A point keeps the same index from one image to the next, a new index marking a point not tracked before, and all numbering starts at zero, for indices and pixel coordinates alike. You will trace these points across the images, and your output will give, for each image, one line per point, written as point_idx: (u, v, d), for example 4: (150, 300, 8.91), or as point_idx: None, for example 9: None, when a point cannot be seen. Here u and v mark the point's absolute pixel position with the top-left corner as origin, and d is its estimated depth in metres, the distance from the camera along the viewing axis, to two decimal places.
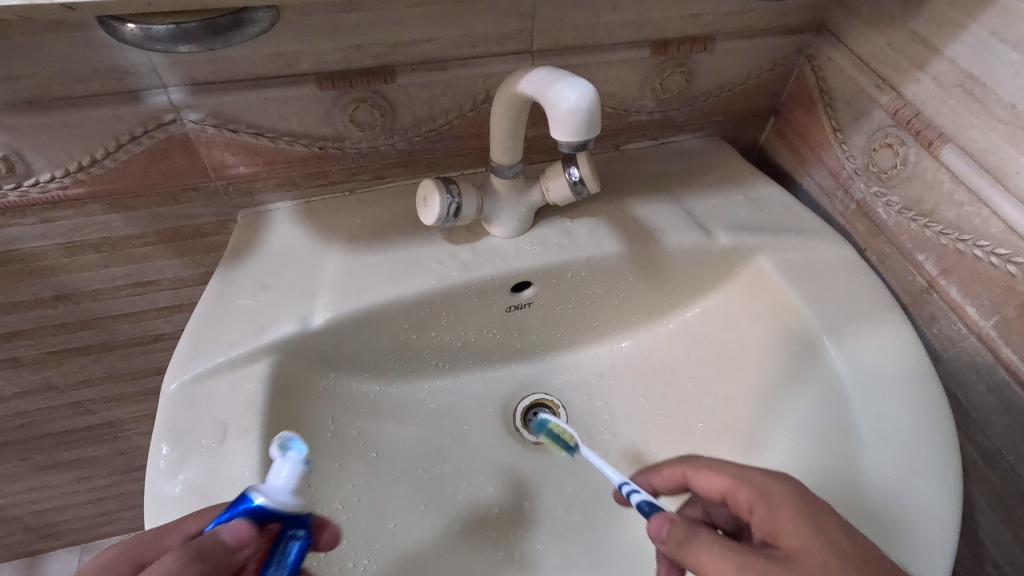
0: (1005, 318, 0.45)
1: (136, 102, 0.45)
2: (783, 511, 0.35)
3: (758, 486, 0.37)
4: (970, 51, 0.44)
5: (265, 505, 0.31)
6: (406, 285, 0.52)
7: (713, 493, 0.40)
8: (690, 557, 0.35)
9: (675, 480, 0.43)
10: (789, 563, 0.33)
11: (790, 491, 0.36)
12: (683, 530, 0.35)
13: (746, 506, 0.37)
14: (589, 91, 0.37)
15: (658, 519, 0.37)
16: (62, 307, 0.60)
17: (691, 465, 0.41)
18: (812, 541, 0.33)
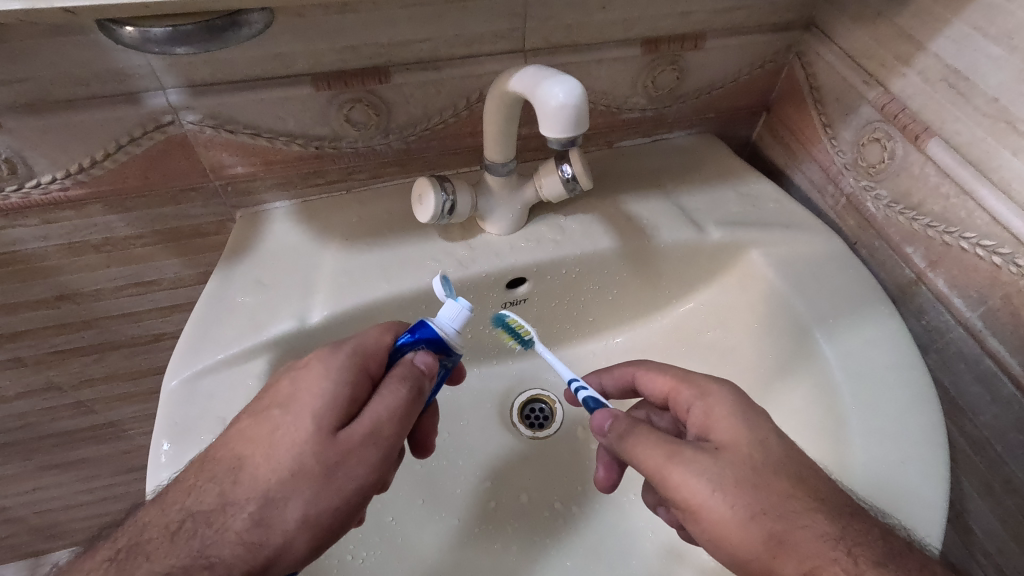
0: (991, 308, 0.45)
1: (135, 104, 0.46)
2: (716, 407, 0.38)
3: (697, 387, 0.41)
4: (954, 47, 0.44)
5: (439, 334, 0.39)
6: (403, 282, 0.53)
7: (658, 392, 0.44)
8: (624, 444, 0.38)
9: (624, 381, 0.47)
10: (716, 454, 0.36)
11: (725, 391, 0.39)
12: (625, 423, 0.38)
13: (685, 404, 0.41)
14: (577, 88, 0.38)
15: (601, 412, 0.39)
16: (64, 307, 0.60)
17: (642, 367, 0.46)
18: (742, 436, 0.36)
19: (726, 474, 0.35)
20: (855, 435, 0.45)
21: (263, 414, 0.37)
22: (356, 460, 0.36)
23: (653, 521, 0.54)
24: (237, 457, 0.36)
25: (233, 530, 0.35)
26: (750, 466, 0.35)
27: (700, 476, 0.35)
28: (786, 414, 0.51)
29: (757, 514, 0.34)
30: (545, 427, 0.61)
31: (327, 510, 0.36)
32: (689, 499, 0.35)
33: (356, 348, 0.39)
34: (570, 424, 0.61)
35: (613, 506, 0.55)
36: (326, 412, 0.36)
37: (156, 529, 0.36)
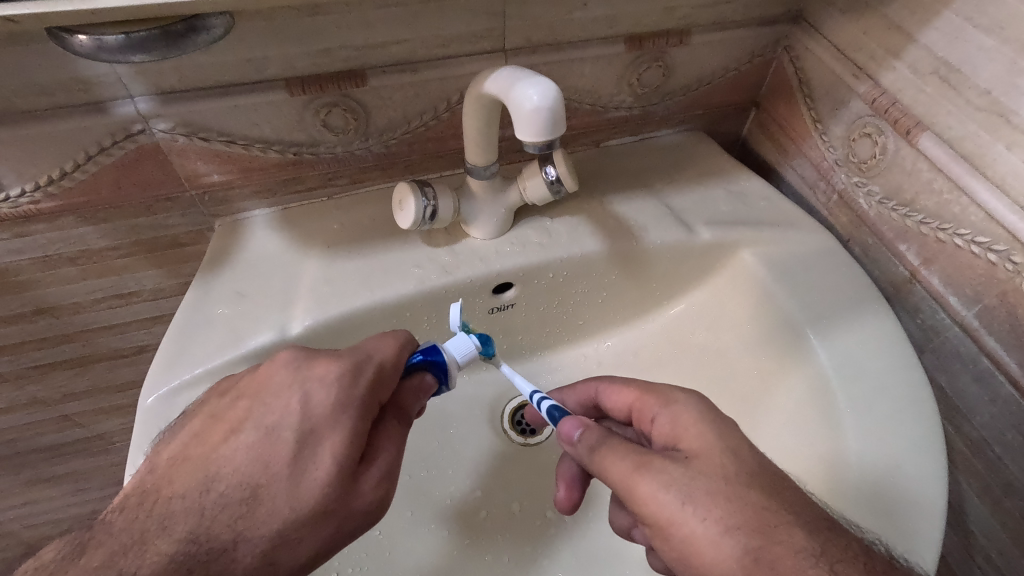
0: (987, 306, 0.44)
1: (103, 113, 0.45)
2: (684, 415, 0.37)
3: (663, 396, 0.40)
4: (944, 38, 0.43)
5: (447, 363, 0.41)
6: (385, 291, 0.51)
7: (620, 405, 0.43)
8: (594, 456, 0.37)
9: (587, 397, 0.47)
10: (688, 462, 0.35)
11: (691, 399, 0.38)
12: (595, 434, 0.37)
13: (651, 415, 0.40)
14: (552, 91, 0.37)
15: (571, 421, 0.39)
16: (42, 321, 0.59)
17: (604, 382, 0.45)
18: (715, 443, 0.35)
19: (696, 485, 0.33)
20: (852, 440, 0.43)
21: (275, 437, 0.35)
22: (375, 498, 0.36)
23: None
24: (249, 486, 0.34)
25: (242, 566, 0.33)
26: (723, 476, 0.34)
27: (668, 488, 0.34)
28: (781, 417, 0.50)
29: (731, 528, 0.32)
30: (537, 432, 0.60)
31: (339, 545, 0.36)
32: (660, 512, 0.33)
33: (377, 373, 0.37)
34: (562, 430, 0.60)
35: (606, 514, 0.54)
36: (348, 449, 0.35)
37: (151, 564, 0.32)
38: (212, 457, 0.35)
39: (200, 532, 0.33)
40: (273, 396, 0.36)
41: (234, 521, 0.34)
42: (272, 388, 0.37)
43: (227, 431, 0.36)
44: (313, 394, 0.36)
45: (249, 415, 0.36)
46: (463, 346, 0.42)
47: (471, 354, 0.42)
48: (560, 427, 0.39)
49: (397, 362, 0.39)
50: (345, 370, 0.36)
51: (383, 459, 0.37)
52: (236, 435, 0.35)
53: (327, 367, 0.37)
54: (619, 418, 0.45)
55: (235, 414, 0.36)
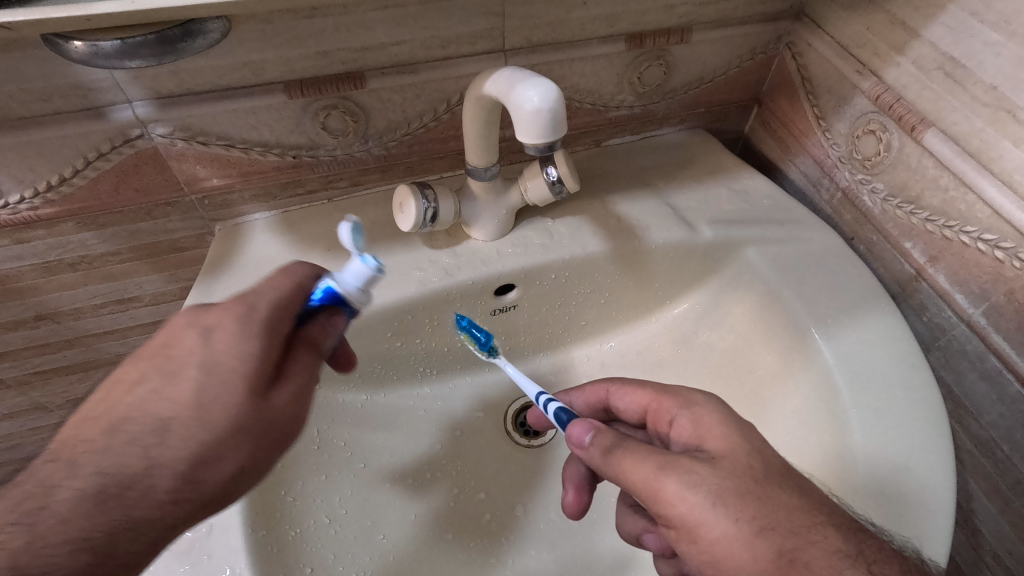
0: (994, 304, 0.44)
1: (101, 118, 0.45)
2: (707, 418, 0.37)
3: (682, 398, 0.39)
4: (949, 33, 0.43)
5: (340, 295, 0.37)
6: (385, 293, 0.51)
7: (636, 404, 0.43)
8: (609, 458, 0.35)
9: (597, 398, 0.46)
10: (713, 463, 0.34)
11: (711, 400, 0.38)
12: (609, 437, 0.36)
13: (668, 415, 0.40)
14: (552, 92, 0.36)
15: (581, 425, 0.37)
16: (44, 327, 0.59)
17: (616, 384, 0.45)
18: (739, 445, 0.34)
19: (725, 487, 0.32)
20: (856, 441, 0.43)
21: (180, 377, 0.33)
22: (290, 413, 0.35)
23: None
24: (159, 420, 0.32)
25: (163, 492, 0.32)
26: (751, 477, 0.33)
27: (698, 489, 0.32)
28: (786, 416, 0.50)
29: (763, 529, 0.31)
30: (540, 434, 0.60)
31: (266, 456, 0.35)
32: (686, 514, 0.32)
33: (277, 307, 0.35)
34: None
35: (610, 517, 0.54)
36: (256, 370, 0.34)
37: (64, 501, 0.30)
38: (117, 404, 0.33)
39: (113, 467, 0.31)
40: (173, 343, 0.34)
41: (145, 455, 0.32)
42: (172, 335, 0.34)
43: (128, 388, 0.34)
44: (213, 334, 0.34)
45: (151, 364, 0.34)
46: (353, 271, 0.36)
47: (365, 284, 0.37)
48: (569, 432, 0.38)
49: (289, 302, 0.36)
50: (240, 312, 0.34)
51: (296, 382, 0.36)
52: (139, 383, 0.33)
53: (221, 312, 0.35)
54: (631, 419, 0.44)
55: (130, 370, 0.34)
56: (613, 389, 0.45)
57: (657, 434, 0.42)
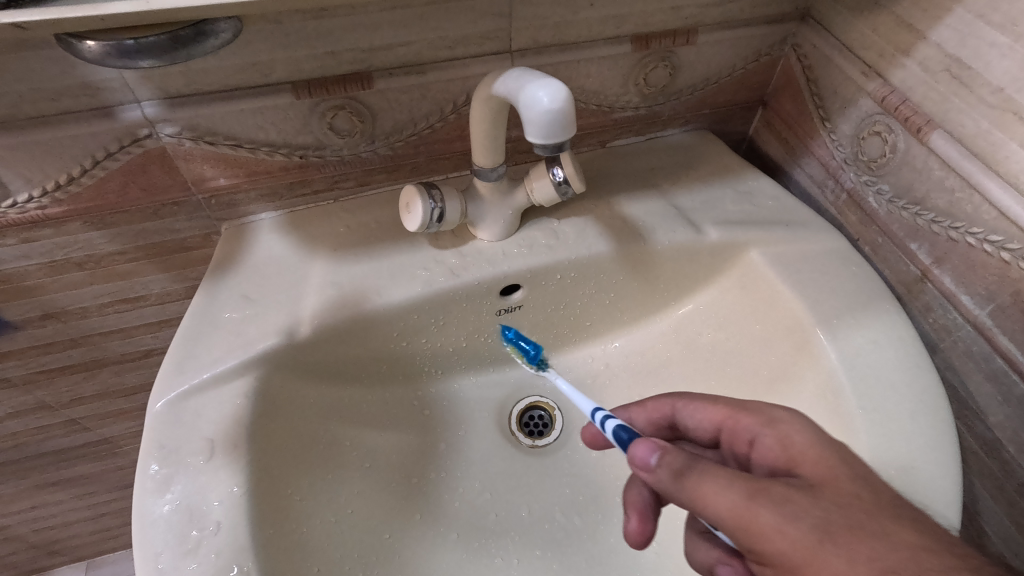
0: (1000, 306, 0.44)
1: (110, 118, 0.45)
2: (797, 438, 0.35)
3: (763, 415, 0.37)
4: (955, 35, 0.43)
5: None
6: (392, 293, 0.52)
7: (707, 421, 0.41)
8: (682, 481, 0.33)
9: (661, 414, 0.44)
10: (816, 490, 0.32)
11: (795, 418, 0.36)
12: (678, 457, 0.34)
13: (748, 433, 0.38)
14: (562, 92, 0.36)
15: (646, 444, 0.35)
16: (50, 326, 0.59)
17: (683, 399, 0.43)
18: (835, 467, 0.33)
19: (831, 519, 0.30)
20: (862, 442, 0.43)
21: None
22: None
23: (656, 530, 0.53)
24: None
25: None
26: (861, 508, 0.31)
27: (799, 521, 0.30)
28: None
29: (884, 572, 0.28)
30: (544, 435, 0.60)
31: None
32: (783, 545, 0.30)
33: None
34: (570, 432, 0.60)
35: (614, 518, 0.54)
36: None
37: None
38: None
39: None
40: None
41: None
42: None
43: None
44: None
45: None
46: None
47: None
48: (632, 451, 0.35)
49: None
50: None
51: None
52: None
53: None
54: (700, 435, 0.42)
55: None
56: (680, 403, 0.43)
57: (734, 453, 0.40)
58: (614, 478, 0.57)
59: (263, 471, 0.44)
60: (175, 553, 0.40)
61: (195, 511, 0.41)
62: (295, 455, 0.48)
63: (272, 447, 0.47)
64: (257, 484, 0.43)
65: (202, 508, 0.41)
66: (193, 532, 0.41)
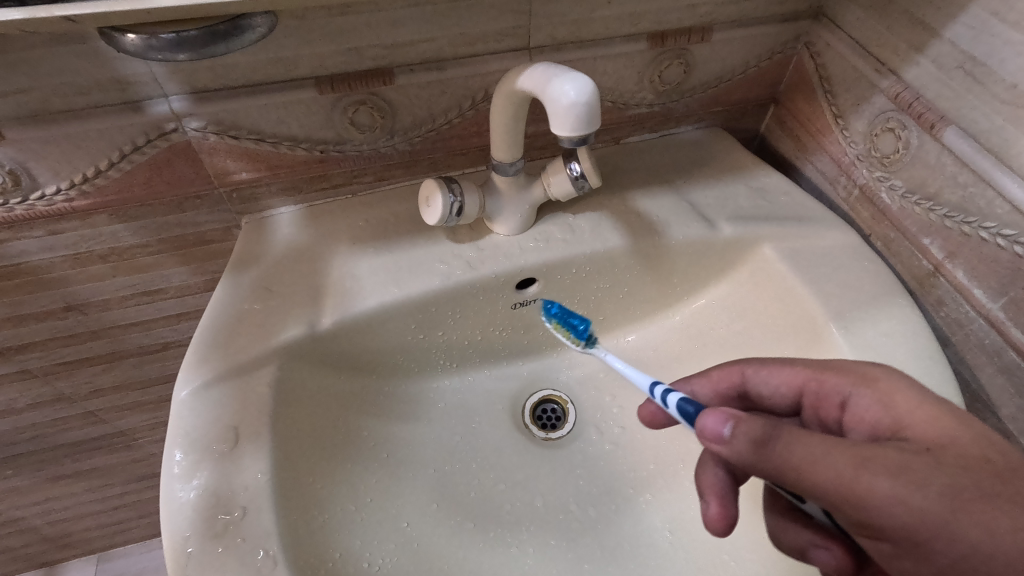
0: (1013, 299, 0.45)
1: (139, 112, 0.46)
2: (899, 395, 0.34)
3: (855, 374, 0.37)
4: (969, 33, 0.43)
5: None
6: (411, 286, 0.52)
7: (785, 386, 0.41)
8: (765, 450, 0.31)
9: (730, 382, 0.43)
10: (937, 453, 0.30)
11: (890, 375, 0.36)
12: (755, 426, 0.31)
13: (838, 393, 0.37)
14: (587, 87, 0.37)
15: (716, 416, 0.33)
16: (72, 318, 0.60)
17: (755, 365, 0.42)
18: (948, 426, 0.32)
19: (961, 486, 0.29)
20: None
21: None
22: None
23: (670, 521, 0.54)
24: None
25: None
26: (992, 472, 0.29)
27: (923, 490, 0.29)
28: None
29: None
30: (557, 428, 0.60)
31: None
32: (904, 517, 0.28)
33: None
34: (583, 425, 0.60)
35: (628, 509, 0.55)
36: None
37: None
38: None
39: None
40: None
41: None
42: None
43: None
44: None
45: None
46: None
47: None
48: (702, 424, 0.33)
49: None
50: None
51: None
52: None
53: None
54: (775, 400, 0.42)
55: None
56: (753, 368, 0.42)
57: (819, 417, 0.40)
58: (627, 469, 0.57)
59: (285, 459, 0.45)
60: (202, 536, 0.41)
61: (220, 497, 0.42)
62: (315, 444, 0.49)
63: (293, 436, 0.47)
64: (280, 473, 0.44)
65: (228, 494, 0.42)
66: (220, 517, 0.41)
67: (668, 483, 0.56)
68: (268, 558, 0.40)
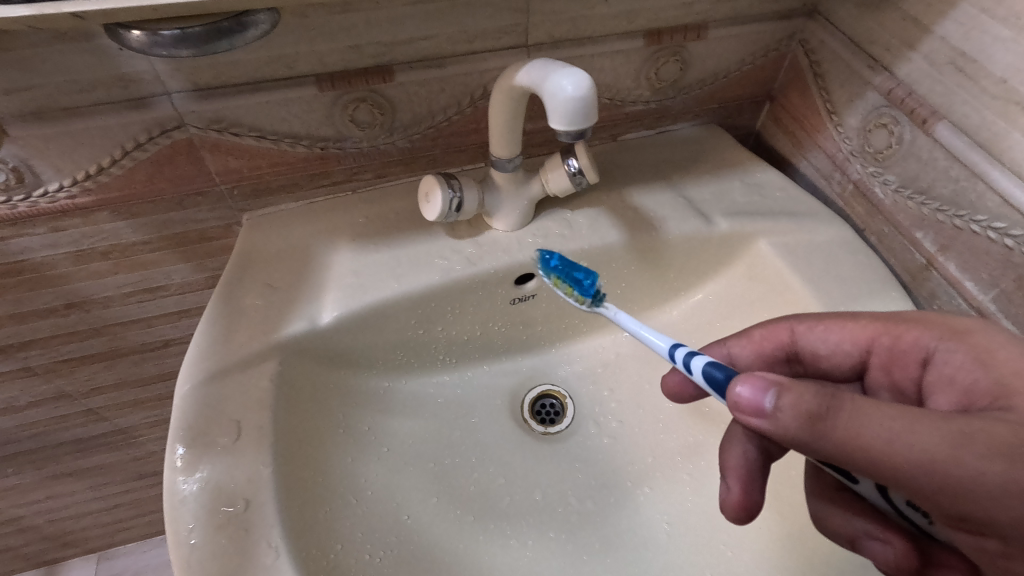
0: (1003, 291, 0.45)
1: (142, 109, 0.46)
2: (996, 347, 0.34)
3: (944, 327, 0.37)
4: (960, 29, 0.44)
5: None
6: (411, 281, 0.53)
7: (849, 341, 0.42)
8: (816, 424, 0.30)
9: (784, 338, 0.44)
10: None
11: (988, 327, 0.35)
12: (802, 398, 0.30)
13: (919, 344, 0.38)
14: (585, 81, 0.38)
15: (755, 386, 0.32)
16: (73, 315, 0.60)
17: (816, 322, 0.43)
18: None
19: None
20: None
21: None
22: None
23: (667, 513, 0.54)
24: None
25: None
26: None
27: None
28: None
29: None
30: (556, 422, 0.61)
31: None
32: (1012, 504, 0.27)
33: None
34: (582, 419, 0.61)
35: (627, 502, 0.55)
36: None
37: None
38: None
39: None
40: None
41: None
42: None
43: None
44: None
45: None
46: None
47: None
48: (739, 395, 0.32)
49: None
50: None
51: None
52: None
53: None
54: (838, 357, 0.43)
55: None
56: (823, 321, 0.43)
57: (889, 373, 0.40)
58: (626, 462, 0.58)
59: (286, 455, 0.46)
60: (206, 528, 0.41)
61: (223, 489, 0.42)
62: (318, 438, 0.50)
63: (295, 429, 0.48)
64: (282, 466, 0.45)
65: (231, 487, 0.43)
66: (224, 509, 0.42)
67: (666, 476, 0.57)
68: (271, 549, 0.41)
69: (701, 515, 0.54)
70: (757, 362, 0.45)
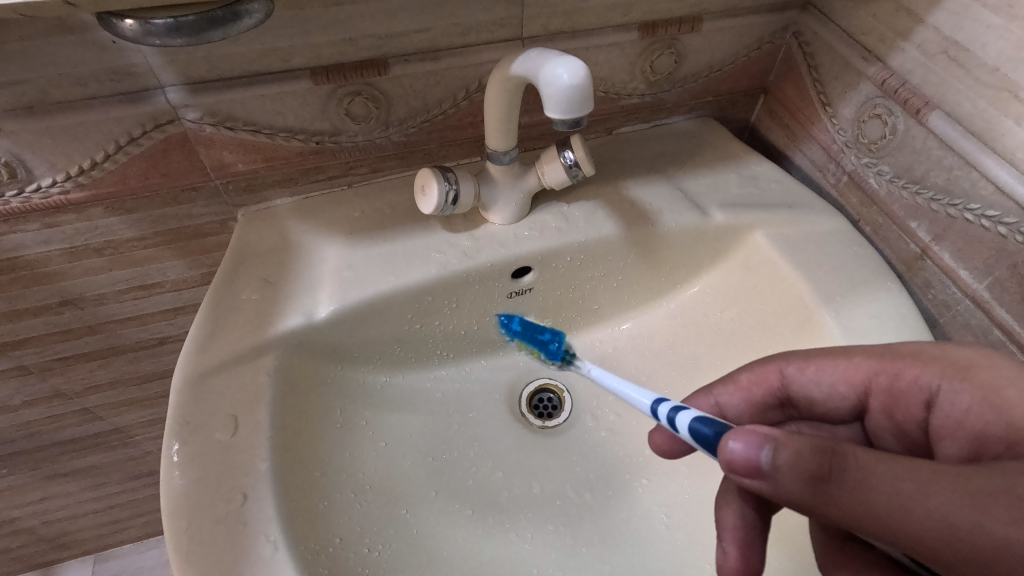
0: (997, 279, 0.46)
1: (135, 103, 0.46)
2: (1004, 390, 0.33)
3: (948, 364, 0.36)
4: (953, 18, 0.44)
5: None
6: (407, 275, 0.53)
7: (843, 382, 0.41)
8: (816, 483, 0.28)
9: (774, 380, 0.43)
10: None
11: (994, 364, 0.35)
12: (802, 455, 0.28)
13: (922, 385, 0.37)
14: (581, 70, 0.38)
15: (749, 442, 0.29)
16: (68, 313, 0.60)
17: (805, 364, 0.42)
18: None
19: None
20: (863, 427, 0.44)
21: None
22: None
23: (666, 505, 0.55)
24: None
25: None
26: None
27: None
28: None
29: None
30: (553, 416, 0.61)
31: None
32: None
33: None
34: (580, 413, 0.61)
35: (626, 494, 0.55)
36: None
37: None
38: None
39: None
40: None
41: None
42: None
43: None
44: None
45: None
46: None
47: None
48: (733, 452, 0.29)
49: None
50: None
51: None
52: None
53: None
54: (831, 399, 0.42)
55: None
56: (816, 360, 0.42)
57: (888, 410, 0.40)
58: (624, 455, 0.58)
59: (284, 454, 0.45)
60: (204, 522, 0.41)
61: (220, 484, 0.42)
62: (316, 433, 0.50)
63: (292, 424, 0.48)
64: (280, 461, 0.45)
65: (228, 481, 0.42)
66: (222, 504, 0.41)
67: (664, 468, 0.57)
68: (270, 543, 0.40)
69: (699, 507, 0.54)
70: (748, 407, 0.45)
